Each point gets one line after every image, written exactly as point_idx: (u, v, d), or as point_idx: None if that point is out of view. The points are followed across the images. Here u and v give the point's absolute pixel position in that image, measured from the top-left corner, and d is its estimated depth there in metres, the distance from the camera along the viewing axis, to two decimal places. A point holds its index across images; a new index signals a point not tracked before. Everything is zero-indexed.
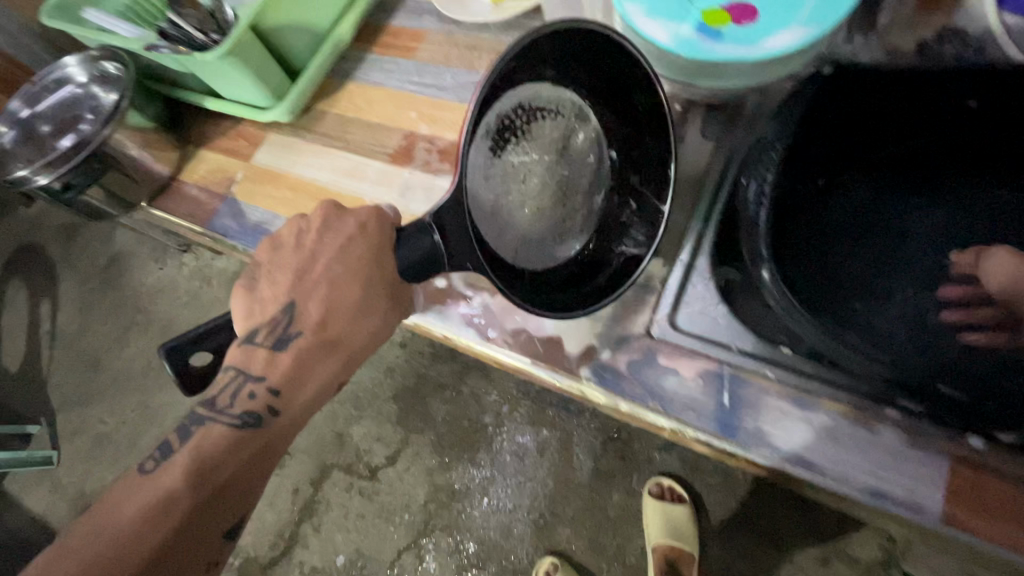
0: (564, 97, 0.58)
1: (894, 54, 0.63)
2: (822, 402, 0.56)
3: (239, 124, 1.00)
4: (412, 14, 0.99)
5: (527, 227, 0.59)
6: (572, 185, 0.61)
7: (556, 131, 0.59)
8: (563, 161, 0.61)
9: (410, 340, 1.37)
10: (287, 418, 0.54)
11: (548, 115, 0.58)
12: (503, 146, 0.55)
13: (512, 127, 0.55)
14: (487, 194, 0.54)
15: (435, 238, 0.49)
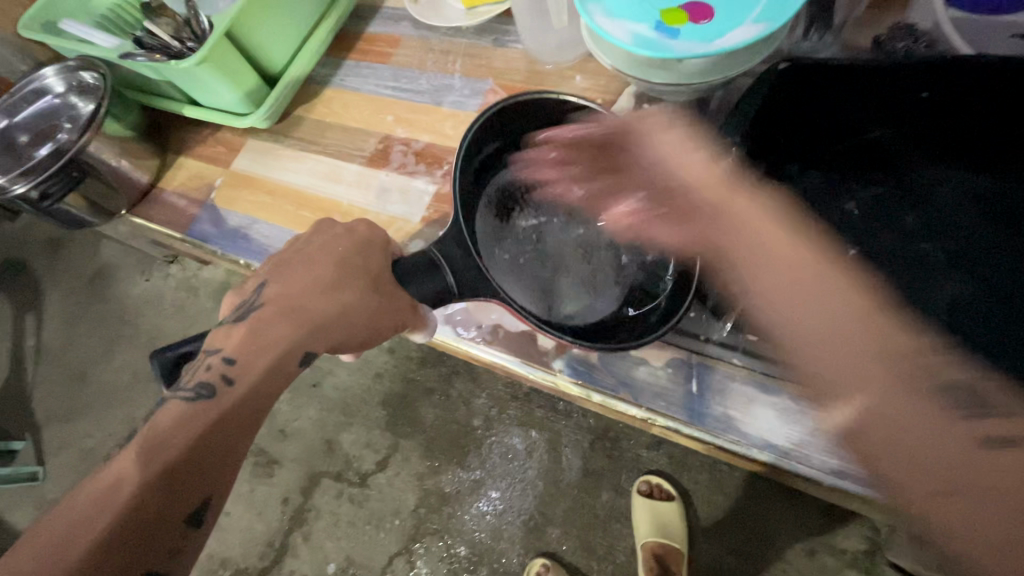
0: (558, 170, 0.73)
1: (850, 50, 0.69)
2: (784, 387, 0.61)
3: (218, 131, 0.99)
4: (388, 19, 0.99)
5: (551, 281, 0.68)
6: (590, 242, 0.70)
7: (559, 201, 0.72)
8: (574, 221, 0.71)
9: (398, 345, 1.37)
10: (245, 390, 0.48)
11: (546, 186, 0.73)
12: (509, 215, 0.72)
13: (513, 199, 0.73)
14: (502, 252, 0.70)
15: (447, 277, 0.59)
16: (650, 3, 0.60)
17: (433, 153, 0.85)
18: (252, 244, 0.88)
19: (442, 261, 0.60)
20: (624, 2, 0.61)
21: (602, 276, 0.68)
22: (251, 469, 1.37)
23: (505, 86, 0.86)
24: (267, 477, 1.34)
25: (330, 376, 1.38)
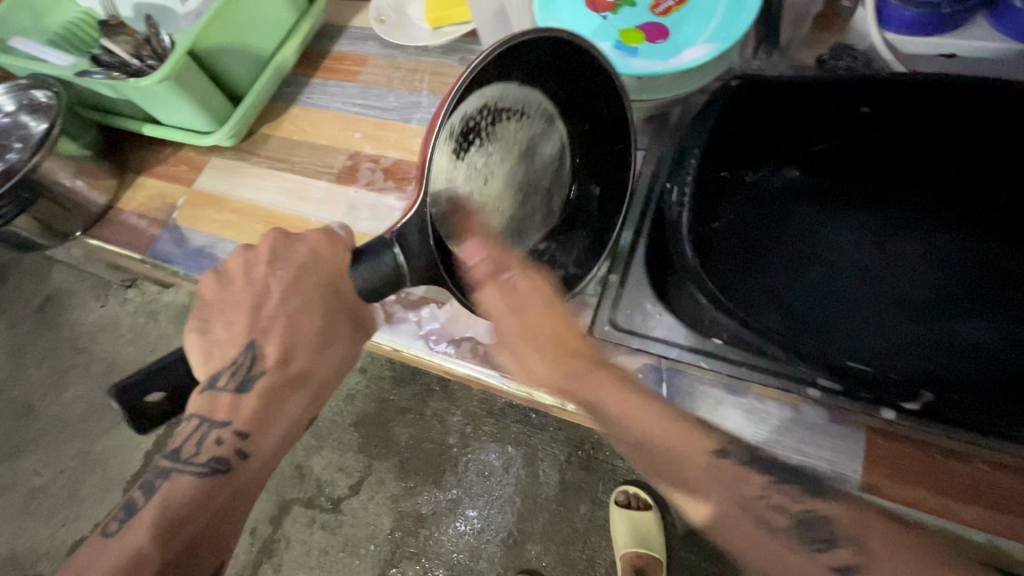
0: (531, 98, 0.58)
1: (797, 67, 0.74)
2: (752, 388, 0.59)
3: (180, 150, 0.97)
4: (354, 39, 1.00)
5: (487, 226, 0.59)
6: (532, 187, 0.61)
7: (522, 135, 0.58)
8: (527, 162, 0.60)
9: (370, 364, 1.35)
10: (256, 462, 0.53)
11: (514, 115, 0.57)
12: (467, 146, 0.55)
13: (476, 128, 0.55)
14: (447, 192, 0.55)
15: (397, 256, 0.51)
16: (611, 23, 0.63)
17: (402, 169, 0.85)
18: (215, 262, 0.86)
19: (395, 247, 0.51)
20: (587, 22, 0.63)
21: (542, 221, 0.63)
22: None
23: None
24: None
25: None
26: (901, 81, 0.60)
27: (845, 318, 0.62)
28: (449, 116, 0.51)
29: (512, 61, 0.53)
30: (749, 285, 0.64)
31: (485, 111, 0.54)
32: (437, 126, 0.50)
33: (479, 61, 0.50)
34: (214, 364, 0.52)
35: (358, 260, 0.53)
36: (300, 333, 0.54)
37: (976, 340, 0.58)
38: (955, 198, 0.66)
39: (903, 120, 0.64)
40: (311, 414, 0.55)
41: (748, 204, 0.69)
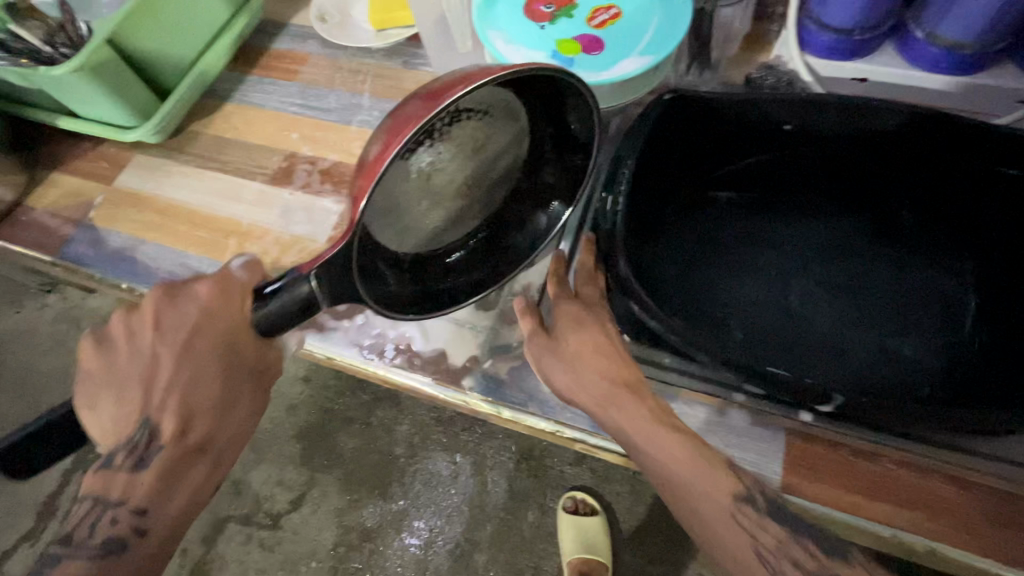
0: (498, 96, 0.52)
1: (727, 85, 0.77)
2: (682, 392, 0.61)
3: (101, 146, 0.91)
4: (294, 37, 0.97)
5: (431, 226, 0.56)
6: (483, 182, 0.56)
7: (477, 133, 0.53)
8: (480, 160, 0.55)
9: (313, 374, 1.31)
10: (156, 537, 0.50)
11: (474, 114, 0.51)
12: (417, 146, 0.49)
13: (431, 128, 0.49)
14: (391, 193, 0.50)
15: (311, 285, 0.47)
16: (548, 33, 0.64)
17: (341, 172, 0.83)
18: (134, 265, 0.80)
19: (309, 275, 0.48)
20: (525, 30, 0.64)
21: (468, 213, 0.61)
22: None
23: None
24: None
25: None
26: (818, 103, 0.64)
27: (777, 325, 0.64)
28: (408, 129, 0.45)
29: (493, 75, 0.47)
30: (687, 292, 0.67)
31: (451, 112, 0.49)
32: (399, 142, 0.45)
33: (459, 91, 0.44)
34: (108, 441, 0.51)
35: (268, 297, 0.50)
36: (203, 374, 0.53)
37: (892, 346, 0.62)
38: (879, 211, 0.70)
39: (821, 140, 0.68)
40: (216, 479, 0.54)
41: (689, 215, 0.71)
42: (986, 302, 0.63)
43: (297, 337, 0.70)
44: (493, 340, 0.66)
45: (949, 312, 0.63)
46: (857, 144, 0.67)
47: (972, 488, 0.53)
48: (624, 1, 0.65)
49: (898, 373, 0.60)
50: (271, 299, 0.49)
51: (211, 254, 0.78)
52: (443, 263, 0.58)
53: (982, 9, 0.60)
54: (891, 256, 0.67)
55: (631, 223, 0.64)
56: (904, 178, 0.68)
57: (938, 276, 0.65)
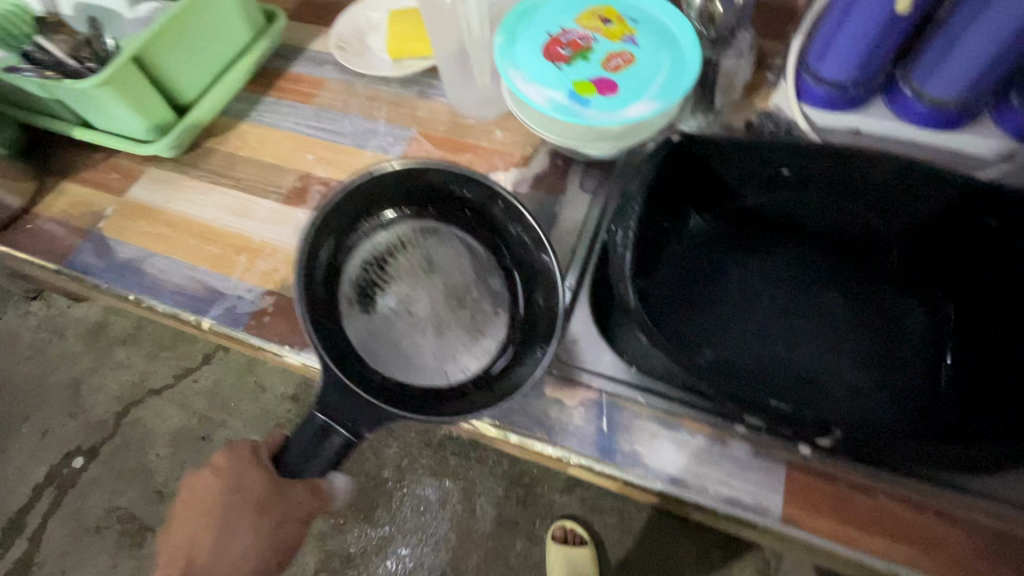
0: (399, 230, 0.72)
1: (729, 128, 0.81)
2: (685, 422, 0.61)
3: (113, 157, 0.92)
4: (312, 61, 1.00)
5: (439, 345, 0.67)
6: (457, 288, 0.70)
7: (412, 258, 0.72)
8: (435, 272, 0.71)
9: (303, 394, 1.32)
10: None
11: (394, 254, 0.72)
12: (372, 300, 0.69)
13: (370, 283, 0.70)
14: (386, 337, 0.67)
15: (340, 433, 0.57)
16: (565, 73, 0.67)
17: None
18: (142, 278, 0.80)
19: (330, 422, 0.57)
20: (544, 70, 0.67)
21: (481, 313, 0.69)
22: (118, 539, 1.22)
23: (428, 135, 0.89)
24: (135, 548, 1.21)
25: (223, 429, 1.29)
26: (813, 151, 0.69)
27: (773, 358, 0.67)
28: (342, 293, 0.67)
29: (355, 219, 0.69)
30: (687, 325, 0.69)
31: (367, 264, 0.70)
32: (347, 306, 0.67)
33: (312, 228, 0.62)
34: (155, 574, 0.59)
35: (291, 445, 0.59)
36: (211, 541, 0.58)
37: (883, 383, 0.65)
38: (868, 253, 0.73)
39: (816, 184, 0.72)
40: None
41: (689, 251, 0.74)
42: (970, 343, 0.66)
43: (306, 352, 0.71)
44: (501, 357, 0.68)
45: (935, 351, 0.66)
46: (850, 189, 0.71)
47: (961, 523, 0.55)
48: (636, 48, 0.69)
49: (889, 410, 0.63)
50: (293, 446, 0.58)
51: (220, 269, 0.79)
52: (461, 358, 0.67)
53: (968, 71, 0.65)
54: (880, 297, 0.70)
55: (639, 256, 0.67)
56: (892, 223, 0.72)
57: (925, 317, 0.68)
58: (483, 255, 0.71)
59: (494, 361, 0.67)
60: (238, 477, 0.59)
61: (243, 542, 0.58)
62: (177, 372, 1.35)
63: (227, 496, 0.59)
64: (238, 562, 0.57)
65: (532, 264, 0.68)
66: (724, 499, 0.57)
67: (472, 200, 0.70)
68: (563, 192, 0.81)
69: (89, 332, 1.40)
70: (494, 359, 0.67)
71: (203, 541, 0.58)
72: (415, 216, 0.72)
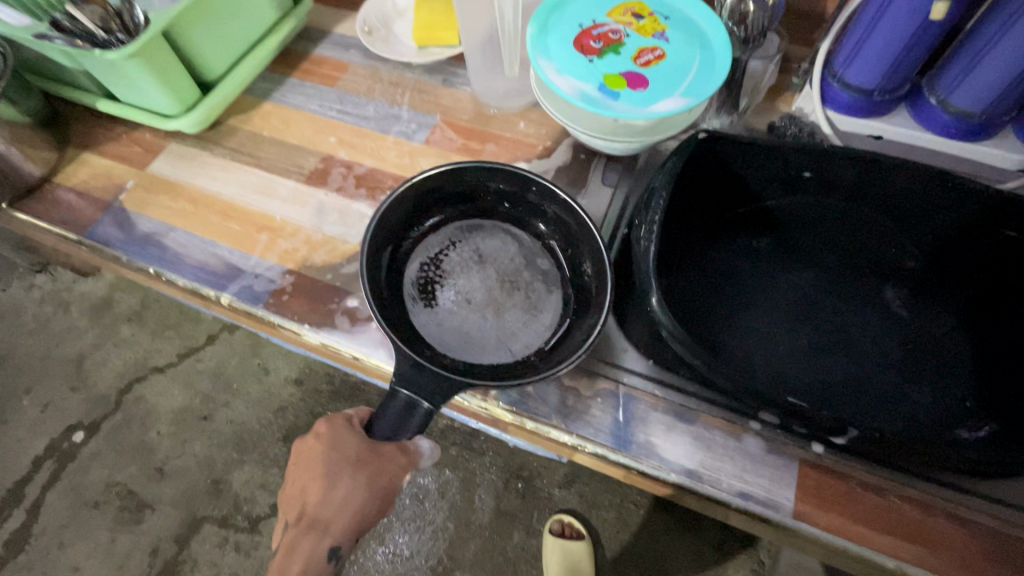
0: (449, 231, 0.77)
1: (752, 130, 0.82)
2: (700, 416, 0.62)
3: (135, 131, 0.92)
4: (337, 45, 1.00)
5: (503, 325, 0.70)
6: (512, 272, 0.74)
7: (465, 253, 0.75)
8: (489, 262, 0.75)
9: (307, 377, 1.32)
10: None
11: (448, 251, 0.76)
12: (433, 294, 0.72)
13: (429, 279, 0.73)
14: (452, 325, 0.70)
15: (425, 405, 0.57)
16: (596, 66, 0.68)
17: (374, 178, 0.84)
18: (163, 252, 0.80)
19: (411, 395, 0.57)
20: (574, 61, 0.68)
21: (534, 292, 0.73)
22: (117, 514, 1.22)
23: (451, 124, 0.89)
24: (134, 524, 1.22)
25: (225, 409, 1.30)
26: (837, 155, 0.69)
27: (788, 357, 0.68)
28: (404, 290, 0.72)
29: (396, 228, 0.72)
30: (707, 322, 0.69)
31: (421, 263, 0.74)
32: (411, 303, 0.71)
33: (371, 227, 0.65)
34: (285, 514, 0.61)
35: (377, 417, 0.59)
36: (316, 490, 0.59)
37: (897, 387, 0.65)
38: (887, 259, 0.74)
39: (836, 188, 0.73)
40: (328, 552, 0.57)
41: (710, 249, 0.75)
42: (985, 352, 0.66)
43: (322, 332, 0.71)
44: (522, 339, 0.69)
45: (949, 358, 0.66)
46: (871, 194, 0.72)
47: (969, 524, 0.56)
48: (667, 43, 0.69)
49: (902, 414, 0.63)
50: (377, 420, 0.59)
51: (241, 246, 0.79)
52: (524, 331, 0.70)
53: (994, 83, 0.65)
54: (897, 303, 0.71)
55: (660, 250, 0.68)
56: (912, 231, 0.73)
57: (940, 324, 0.69)
58: (528, 241, 0.76)
59: (554, 331, 0.70)
60: (335, 440, 0.60)
61: (342, 495, 0.58)
62: (184, 351, 1.35)
63: (327, 455, 0.59)
64: (340, 510, 0.58)
65: (574, 238, 0.71)
66: (737, 493, 0.58)
67: (508, 191, 0.74)
68: (585, 186, 0.82)
69: (95, 308, 1.40)
70: (554, 332, 0.70)
71: (310, 490, 0.60)
72: (462, 216, 0.77)
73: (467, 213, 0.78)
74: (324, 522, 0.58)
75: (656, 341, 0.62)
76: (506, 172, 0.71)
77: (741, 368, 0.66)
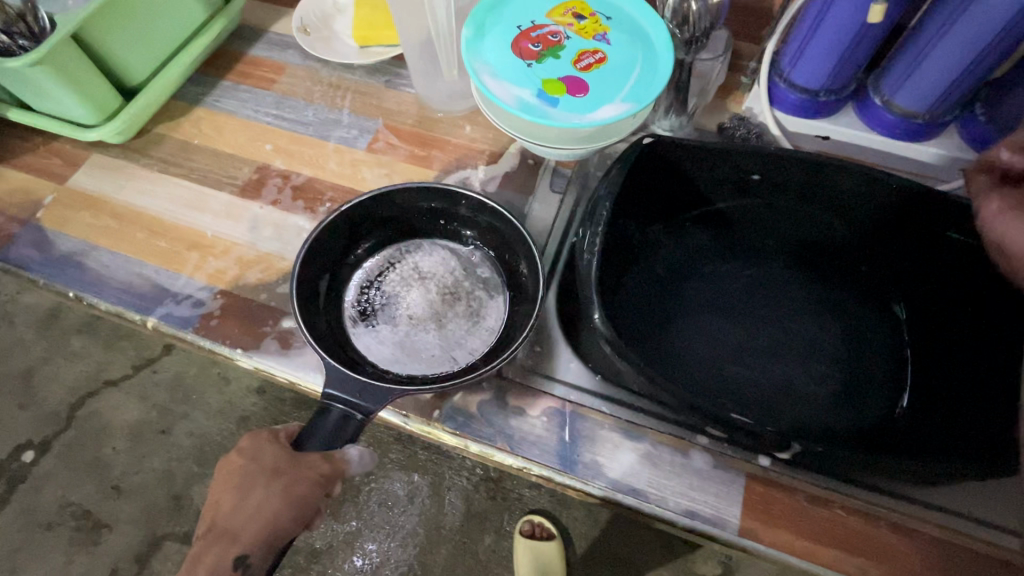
0: (386, 253, 0.74)
1: (701, 132, 0.80)
2: (647, 432, 0.61)
3: (54, 141, 0.86)
4: (274, 45, 0.95)
5: (446, 336, 0.68)
6: (452, 284, 0.72)
7: (403, 271, 0.73)
8: (428, 278, 0.72)
9: (267, 387, 1.28)
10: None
11: (385, 273, 0.73)
12: (374, 316, 0.70)
13: (369, 302, 0.71)
14: (396, 346, 0.67)
15: (356, 414, 0.57)
16: (534, 71, 0.65)
17: (313, 188, 0.80)
18: (84, 273, 0.74)
19: (338, 404, 0.57)
20: (512, 66, 0.65)
21: (476, 300, 0.71)
22: (71, 537, 1.17)
23: (394, 128, 0.85)
24: (89, 546, 1.16)
25: (184, 422, 1.24)
26: (783, 159, 0.68)
27: (735, 364, 0.67)
28: (344, 318, 0.69)
29: (330, 261, 0.69)
30: (658, 334, 0.68)
31: (361, 285, 0.72)
32: (353, 328, 0.68)
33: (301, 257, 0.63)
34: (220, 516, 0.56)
35: (308, 432, 0.58)
36: (230, 500, 0.56)
37: (843, 394, 0.65)
38: (836, 264, 0.73)
39: (784, 190, 0.72)
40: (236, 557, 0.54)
41: (661, 258, 0.73)
42: (927, 355, 0.67)
43: (254, 353, 0.68)
44: (472, 344, 0.67)
45: (893, 363, 0.67)
46: (818, 196, 0.71)
47: (912, 533, 0.56)
48: (609, 46, 0.67)
49: (844, 419, 0.64)
50: (307, 435, 0.58)
51: (170, 265, 0.74)
52: (470, 337, 0.68)
53: (935, 84, 0.65)
54: (845, 307, 0.71)
55: (606, 260, 0.66)
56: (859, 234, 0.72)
57: (885, 329, 0.69)
58: (465, 252, 0.74)
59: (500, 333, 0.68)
60: (256, 453, 0.58)
61: (255, 503, 0.55)
62: (133, 365, 1.29)
63: (246, 468, 0.57)
64: (250, 521, 0.55)
65: (510, 243, 0.69)
66: (684, 511, 0.57)
67: (440, 208, 0.72)
68: (532, 193, 0.79)
69: (40, 321, 1.33)
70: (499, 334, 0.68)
71: (225, 498, 0.57)
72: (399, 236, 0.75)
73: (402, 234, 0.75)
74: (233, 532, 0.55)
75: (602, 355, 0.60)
76: (431, 189, 0.69)
77: (691, 381, 0.65)
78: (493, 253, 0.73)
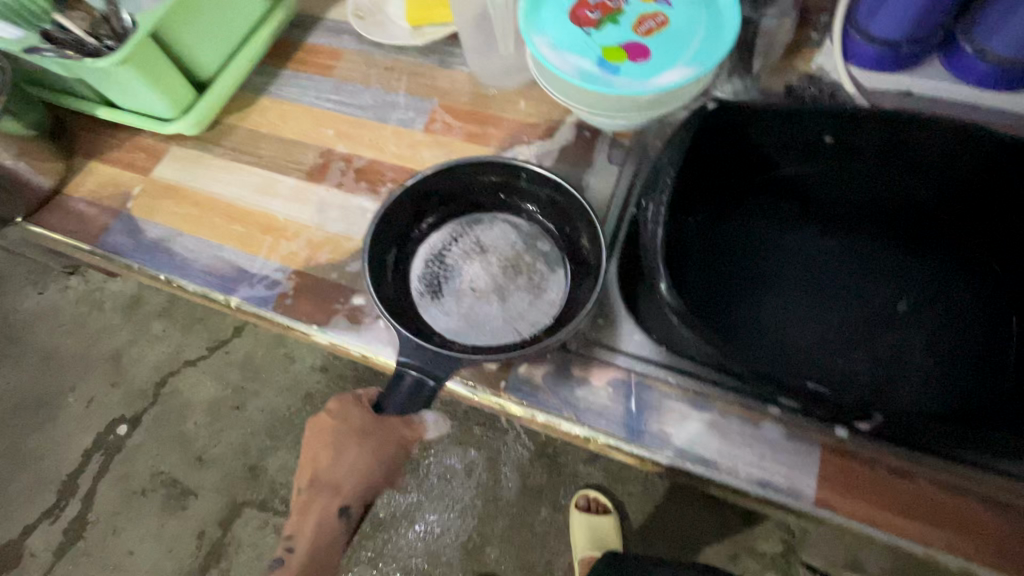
0: (450, 228, 0.76)
1: (767, 93, 0.77)
2: (715, 402, 0.60)
3: (138, 136, 0.92)
4: (330, 31, 0.97)
5: (508, 308, 0.70)
6: (512, 257, 0.73)
7: (466, 245, 0.74)
8: (489, 251, 0.74)
9: (331, 364, 1.34)
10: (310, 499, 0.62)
11: (449, 247, 0.75)
12: (439, 288, 0.72)
13: (433, 275, 0.73)
14: (460, 316, 0.70)
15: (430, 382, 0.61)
16: (593, 39, 0.63)
17: (374, 170, 0.83)
18: (172, 258, 0.80)
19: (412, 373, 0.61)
20: (571, 36, 0.64)
21: (537, 273, 0.72)
22: (163, 502, 1.28)
23: (449, 108, 0.86)
24: (180, 510, 1.27)
25: (255, 398, 1.34)
26: (861, 118, 0.64)
27: (809, 333, 0.65)
28: (411, 290, 0.72)
29: (396, 235, 0.71)
30: (724, 306, 0.67)
31: (427, 259, 0.74)
32: (419, 300, 0.71)
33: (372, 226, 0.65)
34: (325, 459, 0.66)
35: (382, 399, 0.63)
36: (326, 457, 0.63)
37: (925, 363, 0.62)
38: (916, 228, 0.69)
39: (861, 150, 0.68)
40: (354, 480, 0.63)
41: (726, 227, 0.71)
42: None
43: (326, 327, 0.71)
44: (534, 317, 0.69)
45: (982, 331, 0.63)
46: (899, 155, 0.66)
47: (1008, 508, 0.53)
48: (670, 8, 0.64)
49: (929, 386, 0.61)
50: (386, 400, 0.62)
51: (247, 249, 0.79)
52: (530, 309, 0.69)
53: None
54: (927, 273, 0.67)
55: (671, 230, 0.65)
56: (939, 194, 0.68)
57: (973, 295, 0.65)
58: (526, 226, 0.75)
59: (560, 307, 0.69)
60: (344, 415, 0.64)
61: (350, 458, 0.62)
62: (211, 345, 1.38)
63: (336, 428, 0.63)
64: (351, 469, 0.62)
65: (569, 216, 0.69)
66: (756, 481, 0.56)
67: (499, 181, 0.72)
68: (590, 166, 0.78)
69: (127, 306, 1.44)
70: (560, 307, 0.69)
71: (321, 456, 0.63)
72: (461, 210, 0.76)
73: (466, 209, 0.76)
74: (337, 480, 0.62)
75: (670, 326, 0.59)
76: (493, 163, 0.69)
77: (760, 352, 0.64)
78: (553, 226, 0.73)
